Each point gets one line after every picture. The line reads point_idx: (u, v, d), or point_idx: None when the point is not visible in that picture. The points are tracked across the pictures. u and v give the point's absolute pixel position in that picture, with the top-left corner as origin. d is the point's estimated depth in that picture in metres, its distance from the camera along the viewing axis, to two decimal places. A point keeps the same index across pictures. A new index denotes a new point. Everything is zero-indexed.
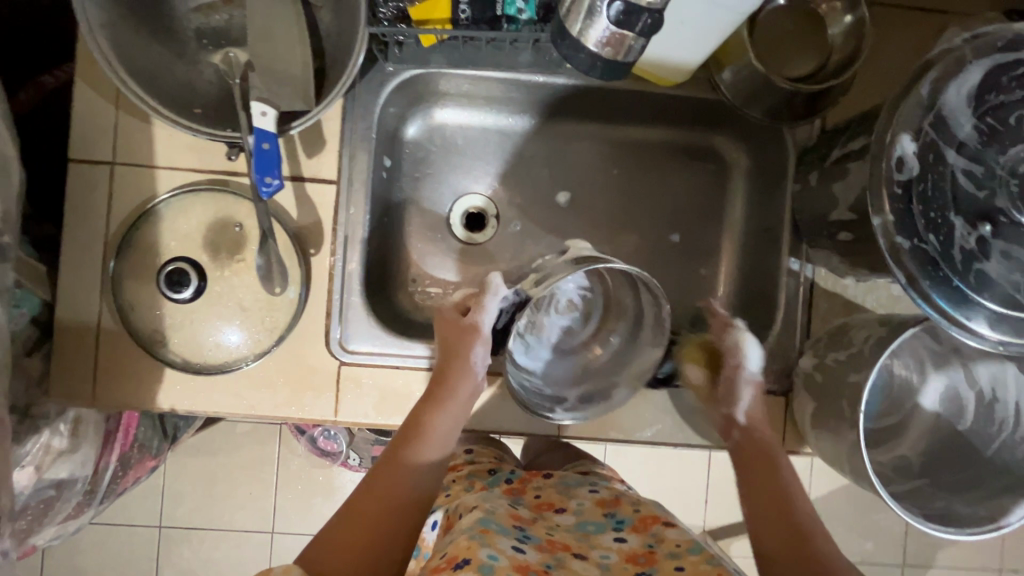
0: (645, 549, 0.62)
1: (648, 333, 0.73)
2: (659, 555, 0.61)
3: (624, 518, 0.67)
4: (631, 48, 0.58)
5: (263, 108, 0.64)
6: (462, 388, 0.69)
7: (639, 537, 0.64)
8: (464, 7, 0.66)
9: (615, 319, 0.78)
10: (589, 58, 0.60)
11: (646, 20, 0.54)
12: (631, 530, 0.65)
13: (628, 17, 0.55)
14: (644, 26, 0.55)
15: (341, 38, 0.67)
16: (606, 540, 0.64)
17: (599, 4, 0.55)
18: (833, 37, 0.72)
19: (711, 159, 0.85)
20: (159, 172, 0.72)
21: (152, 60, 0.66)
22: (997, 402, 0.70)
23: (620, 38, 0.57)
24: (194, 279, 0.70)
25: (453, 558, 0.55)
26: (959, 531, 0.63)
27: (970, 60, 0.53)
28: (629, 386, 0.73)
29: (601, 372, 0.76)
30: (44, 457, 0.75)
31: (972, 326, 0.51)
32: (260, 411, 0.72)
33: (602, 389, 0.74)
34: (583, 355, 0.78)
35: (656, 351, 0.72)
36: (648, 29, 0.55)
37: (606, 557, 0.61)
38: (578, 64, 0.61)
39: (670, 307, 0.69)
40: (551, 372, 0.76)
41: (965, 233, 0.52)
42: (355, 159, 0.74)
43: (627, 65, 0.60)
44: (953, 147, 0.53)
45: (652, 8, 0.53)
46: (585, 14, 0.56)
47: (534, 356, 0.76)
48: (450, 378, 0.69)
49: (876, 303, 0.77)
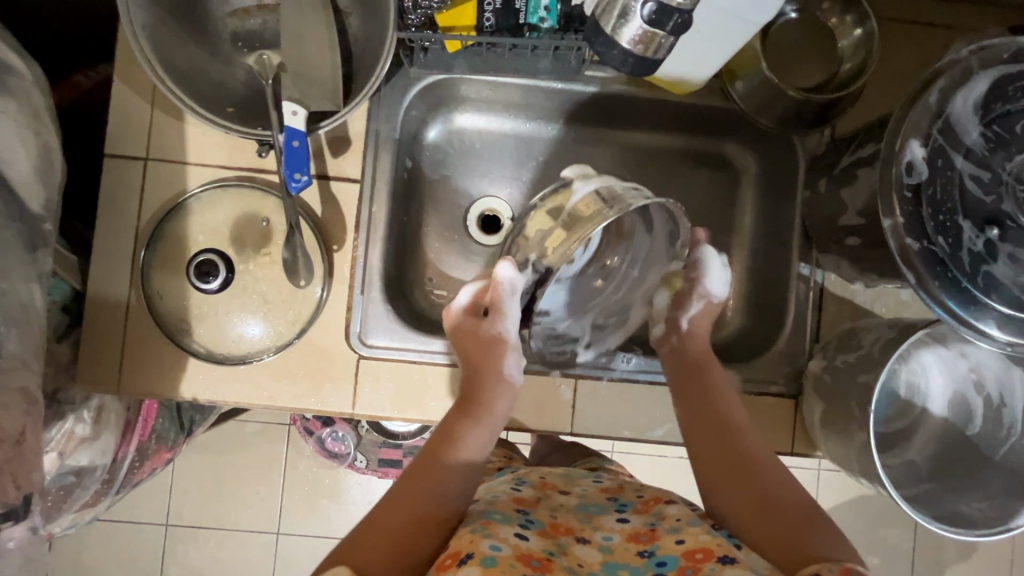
0: (647, 527, 0.63)
1: (658, 256, 0.74)
2: (661, 531, 0.61)
3: (628, 502, 0.69)
4: (661, 45, 0.59)
5: (294, 108, 0.67)
6: (490, 398, 0.70)
7: (641, 517, 0.65)
8: (489, 15, 0.69)
9: (616, 241, 0.74)
10: (621, 55, 0.60)
11: (676, 19, 0.56)
12: (634, 511, 0.67)
13: (661, 15, 0.55)
14: (674, 24, 0.56)
15: (370, 42, 0.70)
16: (609, 521, 0.66)
17: (632, 4, 0.56)
18: (843, 49, 0.75)
19: (721, 166, 0.87)
20: (190, 168, 0.75)
21: (189, 61, 0.69)
22: (1006, 407, 0.72)
23: (651, 36, 0.58)
24: (222, 271, 0.73)
25: (456, 553, 0.56)
26: (969, 533, 0.64)
27: (977, 70, 0.55)
28: (642, 304, 0.79)
29: (611, 294, 0.77)
30: (67, 443, 0.76)
31: (982, 326, 0.53)
32: (279, 402, 0.74)
33: (619, 308, 0.78)
34: (585, 280, 0.76)
35: (670, 264, 0.75)
36: (677, 29, 0.57)
37: (609, 538, 0.63)
38: (610, 62, 0.62)
39: (689, 226, 0.68)
40: (557, 308, 0.75)
41: (973, 237, 0.54)
42: (378, 159, 0.77)
43: (656, 63, 0.61)
44: (961, 153, 0.55)
45: (682, 7, 0.55)
46: (617, 14, 0.57)
47: (546, 299, 0.73)
48: (482, 390, 0.70)
49: (884, 308, 0.79)
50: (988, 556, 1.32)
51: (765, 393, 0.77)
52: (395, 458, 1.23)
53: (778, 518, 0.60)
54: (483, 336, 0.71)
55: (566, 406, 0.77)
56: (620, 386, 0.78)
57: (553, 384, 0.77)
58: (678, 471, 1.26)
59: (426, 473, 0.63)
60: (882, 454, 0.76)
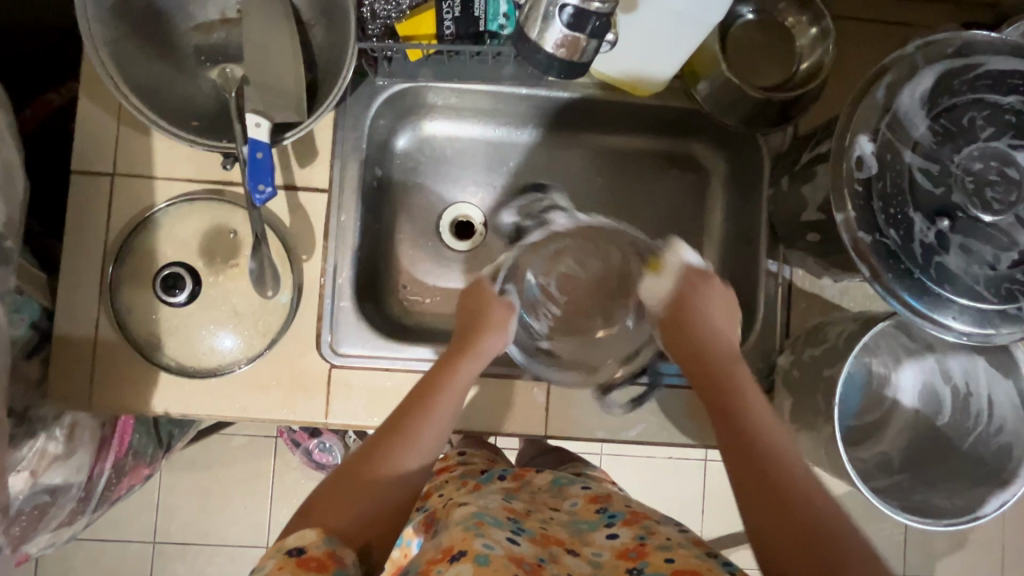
0: (636, 542, 0.63)
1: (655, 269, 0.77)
2: (651, 548, 0.62)
3: (617, 513, 0.69)
4: (586, 49, 0.60)
5: (257, 120, 0.68)
6: (488, 349, 0.71)
7: (631, 531, 0.65)
8: (448, 23, 0.70)
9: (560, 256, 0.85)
10: (547, 59, 0.61)
11: (595, 23, 0.57)
12: (623, 524, 0.67)
13: (579, 17, 0.57)
14: (593, 27, 0.58)
15: (332, 53, 0.71)
16: (599, 538, 0.66)
17: (552, 8, 0.57)
18: (801, 48, 0.76)
19: (689, 167, 0.88)
20: (157, 182, 0.75)
21: (153, 77, 0.70)
22: (972, 396, 0.72)
23: (574, 40, 0.59)
24: (188, 284, 0.73)
25: (449, 550, 0.57)
26: (935, 522, 0.64)
27: (922, 66, 0.56)
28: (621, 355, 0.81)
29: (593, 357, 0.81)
30: (39, 461, 0.76)
31: (940, 319, 0.54)
32: (252, 414, 0.74)
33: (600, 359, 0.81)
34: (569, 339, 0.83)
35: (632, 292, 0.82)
36: (599, 31, 0.58)
37: (599, 554, 0.63)
38: (537, 65, 0.62)
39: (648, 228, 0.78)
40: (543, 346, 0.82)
41: (924, 228, 0.55)
42: (345, 168, 0.77)
43: (583, 68, 0.62)
44: (909, 147, 0.56)
45: (601, 11, 0.56)
46: (541, 18, 0.58)
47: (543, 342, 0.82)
48: (478, 340, 0.70)
49: (852, 302, 0.79)
50: (980, 548, 1.32)
51: None
52: None
53: (795, 523, 0.52)
54: (495, 304, 0.74)
55: (540, 409, 0.77)
56: (595, 388, 0.78)
57: (525, 386, 0.77)
58: (666, 472, 1.27)
59: (394, 433, 0.61)
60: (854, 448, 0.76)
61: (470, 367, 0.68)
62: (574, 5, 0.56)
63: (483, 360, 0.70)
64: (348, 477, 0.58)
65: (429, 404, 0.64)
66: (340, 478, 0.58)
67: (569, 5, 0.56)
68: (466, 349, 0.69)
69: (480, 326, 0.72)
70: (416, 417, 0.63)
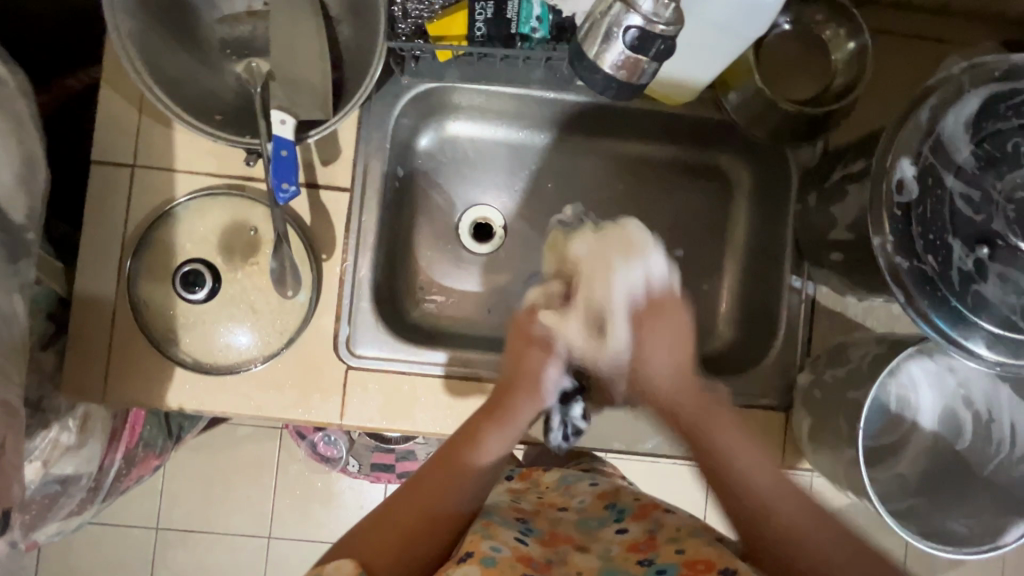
0: (646, 535, 0.64)
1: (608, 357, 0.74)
2: (659, 539, 0.63)
3: (625, 507, 0.69)
4: (644, 71, 0.61)
5: (282, 117, 0.67)
6: (523, 415, 0.68)
7: (639, 525, 0.66)
8: (480, 25, 0.69)
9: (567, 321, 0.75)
10: (604, 79, 0.62)
11: (658, 46, 0.58)
12: (633, 519, 0.67)
13: (644, 40, 0.57)
14: (657, 50, 0.58)
15: (360, 50, 0.70)
16: (608, 534, 0.67)
17: (615, 28, 0.57)
18: (836, 62, 0.75)
19: (715, 176, 0.87)
20: (178, 175, 0.74)
21: (178, 68, 0.69)
22: (994, 422, 0.73)
23: (635, 62, 0.59)
24: (208, 280, 0.72)
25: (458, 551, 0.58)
26: (957, 550, 0.63)
27: (968, 88, 0.55)
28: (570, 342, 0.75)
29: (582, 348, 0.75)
30: (52, 452, 0.75)
31: (970, 345, 0.53)
32: (267, 412, 0.73)
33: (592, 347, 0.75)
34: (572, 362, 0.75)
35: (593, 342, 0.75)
36: (661, 54, 0.59)
37: (608, 549, 0.64)
38: (593, 85, 0.63)
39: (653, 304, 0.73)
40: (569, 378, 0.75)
41: (963, 255, 0.54)
42: (369, 167, 0.76)
43: (638, 87, 0.63)
44: (951, 172, 0.55)
45: (666, 33, 0.57)
46: (602, 37, 0.59)
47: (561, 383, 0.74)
48: (513, 402, 0.68)
49: (875, 322, 0.77)
50: None
51: (757, 409, 0.76)
52: (387, 462, 1.22)
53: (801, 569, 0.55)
54: (541, 354, 0.71)
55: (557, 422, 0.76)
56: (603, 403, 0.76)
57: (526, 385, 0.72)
58: (670, 478, 1.26)
59: (436, 485, 0.61)
60: (872, 469, 0.76)
61: (501, 435, 0.66)
62: (639, 27, 0.56)
63: (515, 429, 0.67)
64: (410, 492, 0.61)
65: (487, 426, 0.66)
66: (376, 517, 0.59)
67: (633, 26, 0.57)
68: (495, 413, 0.67)
69: (515, 387, 0.69)
70: (453, 475, 0.62)
